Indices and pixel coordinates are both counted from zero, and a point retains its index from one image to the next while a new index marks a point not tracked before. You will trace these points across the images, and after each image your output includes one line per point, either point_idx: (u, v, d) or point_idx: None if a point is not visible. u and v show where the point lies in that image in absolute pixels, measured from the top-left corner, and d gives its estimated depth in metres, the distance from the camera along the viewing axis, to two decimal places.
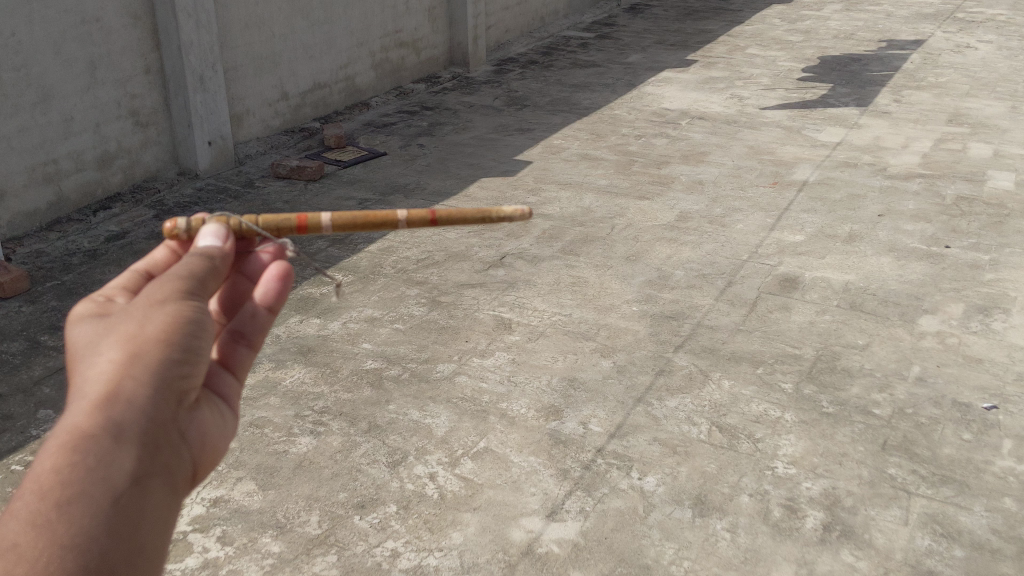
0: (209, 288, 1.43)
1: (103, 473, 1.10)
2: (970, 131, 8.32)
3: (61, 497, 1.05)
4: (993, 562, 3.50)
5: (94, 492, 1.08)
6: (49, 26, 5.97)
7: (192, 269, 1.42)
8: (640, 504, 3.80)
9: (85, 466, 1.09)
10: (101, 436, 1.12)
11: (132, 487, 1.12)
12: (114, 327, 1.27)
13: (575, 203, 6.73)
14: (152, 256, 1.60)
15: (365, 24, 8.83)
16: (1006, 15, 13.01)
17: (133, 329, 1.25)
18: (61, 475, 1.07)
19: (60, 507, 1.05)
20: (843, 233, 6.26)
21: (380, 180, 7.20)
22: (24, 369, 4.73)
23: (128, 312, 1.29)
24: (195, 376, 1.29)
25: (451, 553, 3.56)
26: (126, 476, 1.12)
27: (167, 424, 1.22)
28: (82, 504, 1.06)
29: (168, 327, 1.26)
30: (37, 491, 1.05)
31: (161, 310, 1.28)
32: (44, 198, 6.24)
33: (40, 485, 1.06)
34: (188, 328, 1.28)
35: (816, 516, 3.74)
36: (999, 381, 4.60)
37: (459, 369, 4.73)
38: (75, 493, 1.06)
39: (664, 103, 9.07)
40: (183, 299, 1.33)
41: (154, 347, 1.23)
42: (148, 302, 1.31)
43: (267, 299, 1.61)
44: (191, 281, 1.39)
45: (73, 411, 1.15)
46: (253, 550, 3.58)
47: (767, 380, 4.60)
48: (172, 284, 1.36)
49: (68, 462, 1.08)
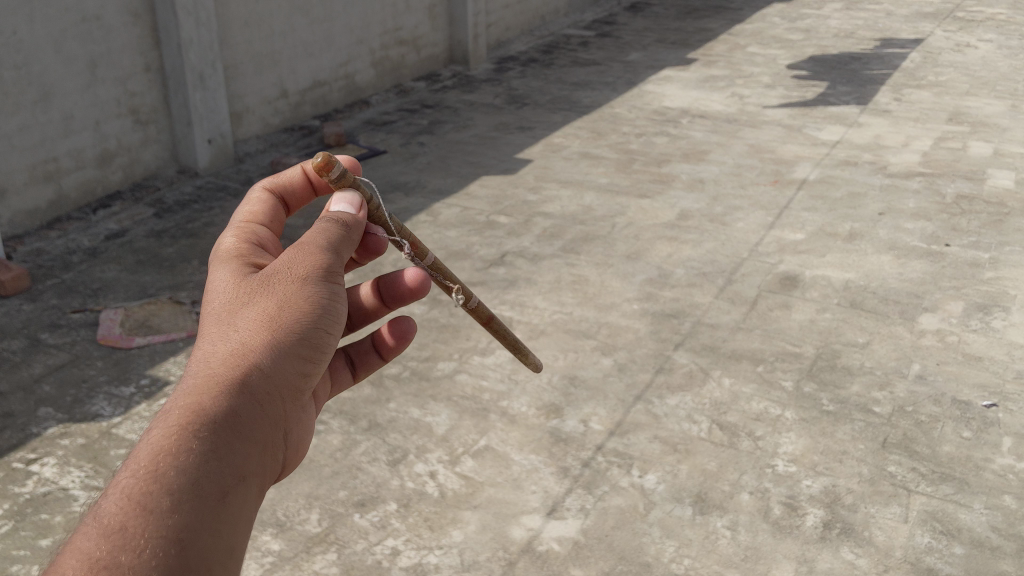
0: (342, 254, 1.63)
1: (217, 458, 1.23)
2: (970, 129, 8.33)
3: (175, 480, 1.16)
4: (992, 559, 3.51)
5: (207, 477, 1.20)
6: (49, 24, 5.97)
7: (328, 239, 1.61)
8: (641, 502, 3.81)
9: (201, 449, 1.22)
10: (221, 421, 1.27)
11: (241, 479, 1.25)
12: (252, 306, 1.46)
13: (576, 202, 6.74)
14: (286, 177, 1.98)
15: (365, 22, 8.84)
16: (1007, 14, 13.00)
17: (262, 321, 1.43)
18: (179, 455, 1.20)
19: (172, 487, 1.16)
20: (843, 231, 6.27)
21: (380, 178, 7.21)
22: (24, 366, 4.74)
23: (255, 298, 1.48)
24: (311, 373, 1.47)
25: (450, 550, 3.57)
26: (236, 467, 1.25)
27: (275, 420, 1.38)
28: (196, 487, 1.18)
29: (295, 318, 1.44)
30: (151, 470, 1.16)
31: (286, 300, 1.46)
32: (45, 196, 6.25)
33: (153, 466, 1.17)
34: (322, 317, 1.47)
35: (816, 513, 3.75)
36: (999, 379, 4.61)
37: (460, 367, 4.74)
38: (188, 477, 1.18)
39: (665, 102, 9.08)
40: (317, 282, 1.51)
41: (274, 344, 1.41)
42: (291, 279, 1.50)
43: (384, 349, 2.03)
44: (330, 253, 1.58)
45: (194, 392, 1.30)
46: (253, 548, 3.58)
47: (768, 378, 4.62)
48: (314, 259, 1.55)
49: (188, 442, 1.21)
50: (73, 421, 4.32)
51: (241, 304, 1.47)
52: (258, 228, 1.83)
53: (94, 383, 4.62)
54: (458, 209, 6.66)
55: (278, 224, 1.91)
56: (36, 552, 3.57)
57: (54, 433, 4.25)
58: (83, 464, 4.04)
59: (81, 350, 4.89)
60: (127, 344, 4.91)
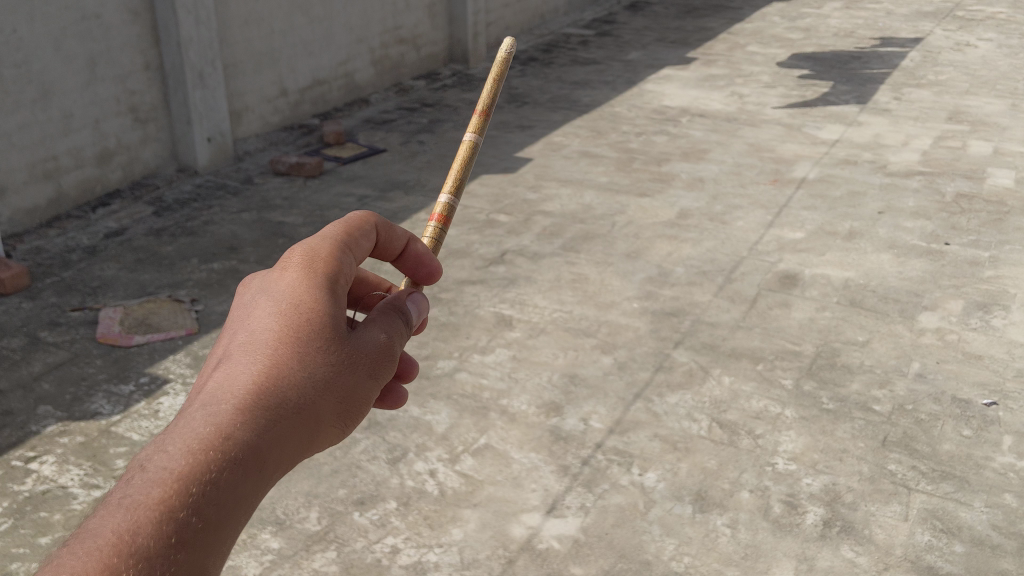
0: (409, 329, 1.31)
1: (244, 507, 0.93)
2: (970, 128, 8.32)
3: (204, 524, 0.87)
4: (993, 558, 3.51)
5: (234, 534, 0.90)
6: (49, 23, 5.97)
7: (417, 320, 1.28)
8: (640, 500, 3.80)
9: (238, 491, 0.91)
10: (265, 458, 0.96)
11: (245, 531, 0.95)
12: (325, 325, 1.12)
13: (576, 200, 6.73)
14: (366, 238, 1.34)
15: (365, 21, 8.83)
16: (1007, 14, 12.98)
17: (334, 344, 1.11)
18: (213, 498, 0.89)
19: (199, 533, 0.87)
20: (842, 230, 6.27)
21: (380, 176, 7.20)
22: (24, 364, 4.74)
23: (330, 302, 1.14)
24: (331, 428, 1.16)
25: (450, 549, 3.56)
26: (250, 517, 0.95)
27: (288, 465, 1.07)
28: (220, 544, 0.88)
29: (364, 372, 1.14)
30: (178, 502, 0.87)
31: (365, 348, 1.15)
32: (45, 194, 6.24)
33: (185, 500, 0.87)
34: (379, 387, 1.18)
35: (816, 512, 3.74)
36: (999, 377, 4.62)
37: (460, 366, 4.73)
38: (220, 527, 0.88)
39: (665, 100, 9.08)
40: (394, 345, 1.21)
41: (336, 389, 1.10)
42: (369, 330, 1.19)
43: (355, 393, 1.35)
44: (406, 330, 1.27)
45: (238, 404, 0.98)
46: (252, 546, 3.58)
47: (767, 376, 4.62)
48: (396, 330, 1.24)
49: (230, 482, 0.91)
50: (73, 420, 4.32)
51: (319, 299, 1.13)
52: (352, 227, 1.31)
53: (94, 381, 4.61)
54: (457, 208, 6.65)
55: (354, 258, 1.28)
56: (35, 550, 3.56)
57: (54, 430, 4.25)
58: (82, 462, 4.04)
59: (81, 348, 4.89)
60: (126, 342, 4.91)
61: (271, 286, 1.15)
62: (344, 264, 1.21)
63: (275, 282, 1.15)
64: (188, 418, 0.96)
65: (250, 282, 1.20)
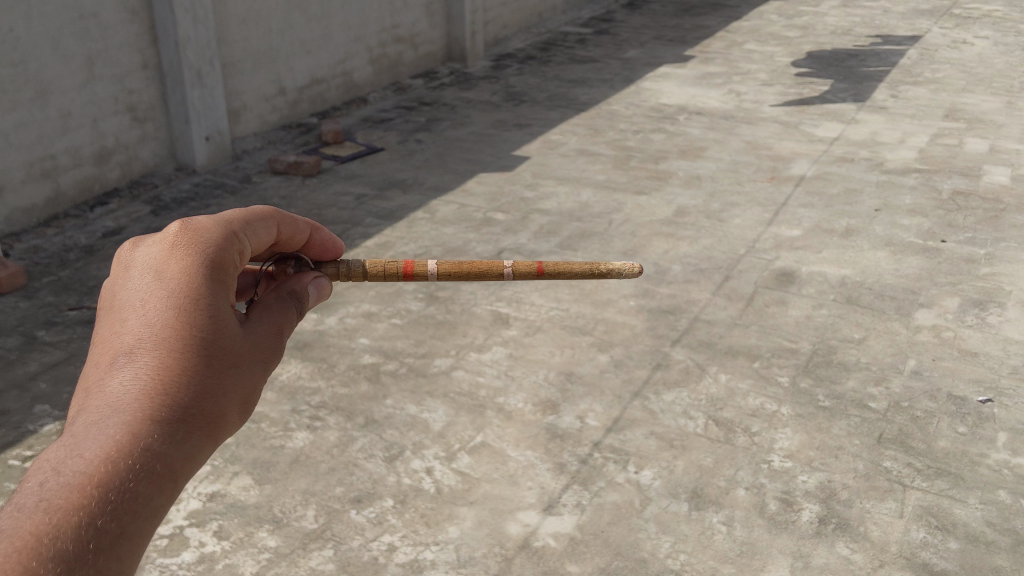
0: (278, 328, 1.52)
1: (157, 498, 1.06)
2: (967, 126, 8.32)
3: (118, 529, 0.99)
4: (988, 553, 3.51)
5: (149, 531, 1.03)
6: (47, 22, 5.97)
7: (317, 298, 1.78)
8: (636, 498, 3.81)
9: (149, 499, 1.04)
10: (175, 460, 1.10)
11: None
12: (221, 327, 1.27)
13: (573, 198, 6.74)
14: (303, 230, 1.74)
15: (362, 20, 8.84)
16: (1003, 11, 12.99)
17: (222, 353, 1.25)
18: (129, 504, 1.02)
19: (113, 537, 0.98)
20: (839, 227, 6.27)
21: (377, 175, 7.19)
22: (19, 364, 4.73)
23: (218, 308, 1.28)
24: None
25: (447, 546, 3.57)
26: None
27: None
28: (136, 542, 1.01)
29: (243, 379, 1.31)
30: (97, 508, 0.99)
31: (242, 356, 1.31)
32: (43, 193, 6.23)
33: (102, 506, 0.99)
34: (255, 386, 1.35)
35: (812, 509, 3.75)
36: (995, 374, 4.62)
37: (456, 364, 4.73)
38: (134, 530, 1.01)
39: (662, 99, 9.08)
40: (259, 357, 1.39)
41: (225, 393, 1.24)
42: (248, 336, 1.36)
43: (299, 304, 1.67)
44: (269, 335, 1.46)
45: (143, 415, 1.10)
46: (249, 545, 3.58)
47: (763, 374, 4.62)
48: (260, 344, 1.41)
49: (144, 490, 1.04)
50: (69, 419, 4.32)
51: (209, 308, 1.26)
52: (255, 223, 1.47)
53: None
54: (455, 206, 6.65)
55: (259, 236, 1.47)
56: None
57: (50, 430, 4.24)
58: None
59: (76, 348, 4.89)
60: None
61: (160, 285, 1.26)
62: (228, 259, 1.35)
63: (162, 283, 1.26)
64: (94, 425, 1.07)
65: (128, 277, 1.29)
